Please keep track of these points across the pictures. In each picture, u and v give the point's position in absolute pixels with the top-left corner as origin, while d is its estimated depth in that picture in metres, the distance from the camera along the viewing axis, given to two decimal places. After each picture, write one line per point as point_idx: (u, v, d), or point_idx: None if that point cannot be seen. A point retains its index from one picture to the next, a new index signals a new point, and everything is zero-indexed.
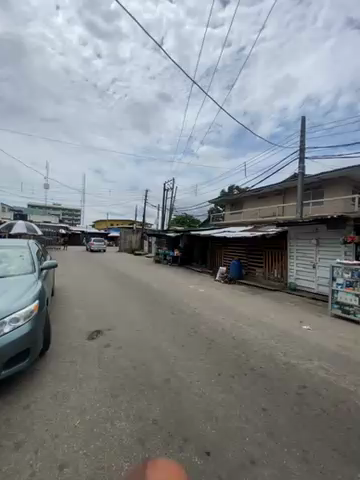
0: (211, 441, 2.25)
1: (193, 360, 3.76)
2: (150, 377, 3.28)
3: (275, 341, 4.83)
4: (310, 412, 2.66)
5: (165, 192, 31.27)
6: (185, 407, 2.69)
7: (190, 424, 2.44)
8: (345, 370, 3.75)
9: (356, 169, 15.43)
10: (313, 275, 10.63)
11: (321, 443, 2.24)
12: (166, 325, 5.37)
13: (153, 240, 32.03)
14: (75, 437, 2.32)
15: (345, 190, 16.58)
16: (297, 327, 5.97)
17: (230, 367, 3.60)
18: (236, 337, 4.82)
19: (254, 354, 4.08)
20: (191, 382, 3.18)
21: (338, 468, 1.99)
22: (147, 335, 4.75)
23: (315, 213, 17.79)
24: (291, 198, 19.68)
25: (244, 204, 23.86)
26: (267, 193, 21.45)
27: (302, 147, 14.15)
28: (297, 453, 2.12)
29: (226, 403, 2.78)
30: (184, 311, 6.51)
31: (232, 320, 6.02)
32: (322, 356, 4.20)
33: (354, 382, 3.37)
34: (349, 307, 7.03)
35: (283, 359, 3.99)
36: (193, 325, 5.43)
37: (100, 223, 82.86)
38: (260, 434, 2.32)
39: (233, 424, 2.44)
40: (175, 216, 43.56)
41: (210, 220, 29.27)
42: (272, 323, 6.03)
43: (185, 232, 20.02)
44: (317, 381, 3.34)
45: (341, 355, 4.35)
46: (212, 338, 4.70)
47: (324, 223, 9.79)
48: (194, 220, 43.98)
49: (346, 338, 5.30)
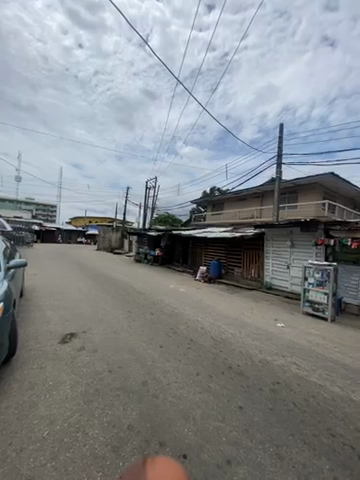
0: (187, 443, 2.23)
1: (171, 361, 3.73)
2: (127, 381, 3.17)
3: (252, 338, 5.01)
4: (284, 408, 2.77)
5: (147, 190, 31.20)
6: (162, 410, 2.64)
7: (167, 427, 2.40)
8: (315, 365, 3.99)
9: (328, 176, 16.57)
10: (287, 274, 11.22)
11: (293, 438, 2.34)
12: (145, 326, 5.26)
13: (133, 239, 31.41)
14: (43, 449, 2.15)
15: (316, 195, 17.74)
16: (272, 325, 6.22)
17: (208, 367, 3.62)
18: (215, 336, 4.91)
19: (232, 353, 4.17)
20: (169, 383, 3.15)
21: (308, 462, 2.08)
22: (124, 336, 4.61)
23: (289, 216, 18.82)
24: (269, 201, 20.55)
25: (224, 205, 24.48)
26: (247, 196, 22.18)
27: (280, 152, 14.85)
28: (271, 450, 2.18)
29: (204, 403, 2.79)
30: (164, 312, 6.46)
31: (212, 320, 6.09)
32: (294, 352, 4.44)
33: (323, 376, 3.60)
34: (319, 305, 7.54)
35: (259, 356, 4.14)
36: (172, 325, 5.43)
37: (78, 221, 79.20)
38: (236, 433, 2.36)
39: (210, 425, 2.45)
40: (157, 215, 43.00)
41: (191, 220, 29.60)
42: (250, 322, 6.22)
43: (166, 231, 19.93)
44: (289, 376, 3.50)
45: (310, 350, 4.64)
46: (191, 338, 4.71)
47: (297, 225, 10.36)
48: (176, 219, 43.85)
49: (316, 335, 5.67)
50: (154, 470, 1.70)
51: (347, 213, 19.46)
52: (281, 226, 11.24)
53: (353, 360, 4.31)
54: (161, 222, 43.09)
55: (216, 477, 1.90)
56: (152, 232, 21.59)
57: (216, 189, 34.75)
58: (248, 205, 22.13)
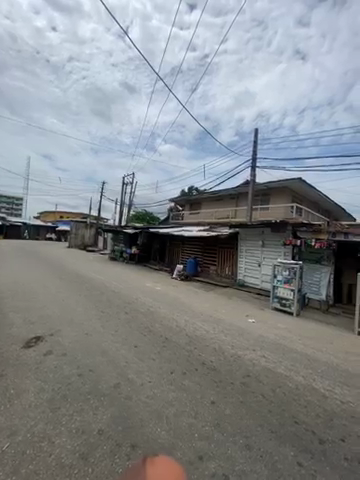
0: (160, 443, 2.21)
1: (145, 361, 3.67)
2: (98, 384, 3.04)
3: (225, 334, 5.19)
4: (253, 400, 2.92)
5: (124, 186, 30.38)
6: (135, 412, 2.58)
7: (140, 429, 2.36)
8: (281, 357, 4.27)
9: (296, 181, 17.82)
10: (258, 272, 11.83)
11: (261, 427, 2.48)
12: (119, 326, 5.11)
13: (108, 236, 30.32)
14: (1, 464, 1.96)
15: (286, 198, 18.98)
16: (244, 320, 6.51)
17: (182, 364, 3.66)
18: (190, 333, 4.98)
19: (206, 349, 4.26)
20: (142, 384, 3.10)
21: (274, 449, 2.21)
22: (96, 338, 4.42)
23: (262, 217, 19.86)
24: (244, 202, 21.41)
25: (201, 204, 24.91)
26: (223, 196, 22.83)
27: (254, 156, 15.53)
28: (241, 441, 2.28)
29: (177, 401, 2.80)
30: (139, 310, 6.35)
31: (187, 317, 6.15)
32: (263, 346, 4.70)
33: (288, 367, 3.87)
34: (286, 301, 8.09)
35: (231, 351, 4.30)
36: (147, 324, 5.36)
37: (48, 215, 73.99)
38: (208, 428, 2.42)
39: (183, 422, 2.47)
40: (134, 211, 42.06)
41: (169, 219, 29.60)
42: (223, 318, 6.44)
43: (143, 229, 19.64)
44: (258, 369, 3.69)
45: (277, 343, 4.96)
46: (166, 336, 4.70)
47: (269, 225, 10.98)
48: (154, 217, 43.39)
49: (283, 328, 6.08)
50: (153, 470, 1.92)
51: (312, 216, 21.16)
52: (254, 226, 11.79)
53: (314, 351, 4.71)
54: (139, 220, 42.28)
55: (188, 474, 1.92)
56: (129, 229, 21.10)
57: (194, 188, 35.13)
58: (224, 205, 22.81)
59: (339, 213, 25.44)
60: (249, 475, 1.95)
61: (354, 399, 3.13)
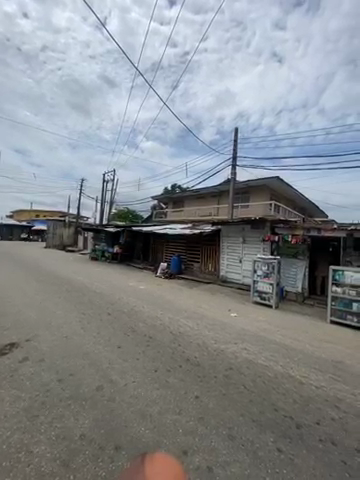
0: (144, 442, 2.20)
1: (129, 361, 3.62)
2: (79, 388, 2.94)
3: (208, 329, 5.29)
4: (235, 391, 3.03)
5: (105, 183, 29.52)
6: (118, 413, 2.54)
7: (124, 430, 2.32)
8: (262, 348, 4.46)
9: (274, 180, 18.58)
10: (240, 268, 12.19)
11: (243, 417, 2.57)
12: (101, 327, 4.97)
13: (89, 235, 29.30)
14: None
15: (265, 196, 19.72)
16: (227, 315, 6.70)
17: (166, 361, 3.66)
18: (174, 331, 5.00)
19: (190, 345, 4.31)
20: (126, 384, 3.05)
21: (256, 437, 2.31)
22: (77, 341, 4.26)
23: (242, 215, 20.46)
24: (225, 200, 21.86)
25: (184, 202, 25.01)
26: (206, 194, 23.11)
27: (235, 154, 15.91)
28: (224, 432, 2.34)
29: (161, 398, 2.80)
30: (122, 310, 6.24)
31: (171, 315, 6.17)
32: (245, 338, 4.87)
33: (268, 357, 4.05)
34: (265, 294, 8.45)
35: (214, 345, 4.40)
36: (131, 323, 5.28)
37: (22, 214, 69.53)
38: (192, 422, 2.45)
39: (167, 419, 2.48)
40: (116, 209, 41.03)
41: (152, 217, 29.33)
42: (207, 314, 6.56)
43: (126, 227, 19.26)
44: (240, 361, 3.82)
45: (258, 335, 5.17)
46: (150, 335, 4.67)
47: (249, 222, 11.34)
48: (137, 215, 42.71)
49: (263, 321, 6.35)
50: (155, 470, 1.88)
51: (289, 213, 22.26)
52: (235, 223, 12.10)
53: (292, 341, 4.98)
54: (121, 218, 41.37)
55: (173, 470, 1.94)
56: (110, 228, 20.57)
57: (177, 186, 35.13)
58: (207, 203, 23.12)
59: (313, 210, 27.06)
60: (232, 464, 2.01)
61: (327, 384, 3.37)
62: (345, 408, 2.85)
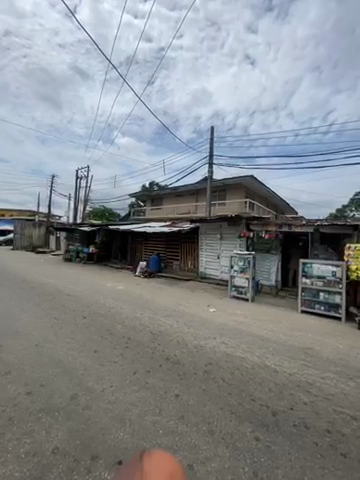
0: (123, 448, 2.13)
1: (106, 365, 3.48)
2: (51, 399, 2.74)
3: (188, 326, 5.33)
4: (214, 385, 3.08)
5: (78, 181, 28.05)
6: (94, 422, 2.42)
7: (101, 438, 2.22)
8: (239, 341, 4.63)
9: (249, 178, 19.32)
10: (218, 264, 12.48)
11: (223, 410, 2.63)
12: (76, 332, 4.70)
13: (62, 235, 27.67)
14: None
15: (240, 194, 20.42)
16: (206, 311, 6.82)
17: (146, 362, 3.59)
18: (154, 330, 4.94)
19: (169, 344, 4.30)
20: (103, 390, 2.93)
21: (234, 429, 2.37)
22: (49, 348, 3.98)
23: (219, 212, 20.97)
24: (203, 198, 22.17)
25: (162, 200, 24.83)
26: (184, 192, 23.20)
27: (211, 153, 16.17)
28: (204, 428, 2.37)
29: (141, 401, 2.74)
30: (99, 313, 6.00)
31: (151, 314, 6.09)
32: (223, 333, 5.01)
33: (245, 349, 4.21)
34: (242, 288, 8.77)
35: (194, 342, 4.44)
36: (108, 326, 5.09)
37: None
38: (172, 422, 2.44)
39: (147, 422, 2.43)
40: (91, 208, 39.25)
41: (130, 215, 28.67)
42: (187, 311, 6.60)
43: (102, 226, 18.54)
44: (219, 356, 3.91)
45: (235, 328, 5.36)
46: (128, 337, 4.55)
47: (225, 219, 11.64)
48: (114, 213, 41.36)
49: (240, 314, 6.59)
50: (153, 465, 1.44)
51: (263, 211, 23.38)
52: (212, 221, 12.33)
53: (266, 331, 5.25)
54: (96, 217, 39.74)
55: None
56: (85, 227, 19.63)
57: (155, 184, 34.73)
58: (185, 201, 23.22)
59: (284, 207, 28.81)
60: (212, 459, 2.04)
61: (299, 370, 3.61)
62: (315, 392, 3.08)
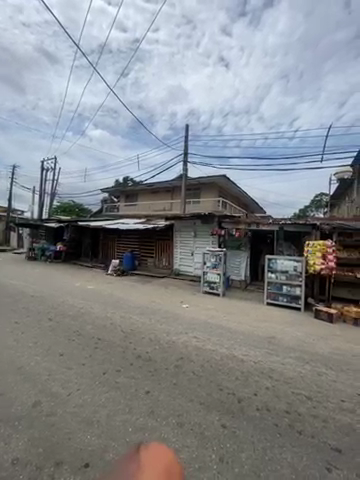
0: (90, 450, 2.06)
1: (73, 368, 3.32)
2: (10, 409, 2.52)
3: (161, 323, 5.34)
4: (185, 379, 3.15)
5: (44, 172, 25.92)
6: (59, 427, 2.29)
7: (67, 443, 2.12)
8: (210, 334, 4.79)
9: (222, 178, 19.92)
10: (191, 261, 12.69)
11: (192, 402, 2.71)
12: (40, 335, 4.38)
13: (25, 231, 25.33)
14: None
15: (214, 193, 20.97)
16: (180, 307, 6.90)
17: (116, 362, 3.51)
18: (125, 329, 4.85)
19: (141, 341, 4.25)
20: (70, 394, 2.78)
21: (203, 419, 2.47)
22: (8, 355, 3.64)
23: (194, 210, 21.27)
24: (178, 195, 22.24)
25: (137, 196, 24.26)
26: (158, 189, 22.97)
27: (186, 150, 16.27)
28: (174, 421, 2.42)
29: (110, 401, 2.67)
30: (68, 314, 5.68)
31: (123, 313, 5.95)
32: (195, 327, 5.13)
33: (215, 342, 4.38)
34: (214, 284, 9.07)
35: (166, 338, 4.47)
36: (77, 327, 4.84)
37: None
38: (143, 418, 2.43)
39: (116, 421, 2.38)
40: (59, 203, 36.61)
41: (102, 211, 27.48)
42: (160, 308, 6.61)
43: (71, 222, 17.45)
44: (190, 350, 4.00)
45: (207, 322, 5.53)
46: (99, 337, 4.39)
47: (199, 217, 11.89)
48: (84, 208, 39.11)
49: (212, 309, 6.82)
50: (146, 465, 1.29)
51: (235, 209, 24.34)
52: (187, 218, 12.48)
53: (236, 324, 5.53)
54: (65, 212, 37.17)
55: None
56: (51, 223, 18.25)
57: (129, 179, 33.73)
58: (160, 198, 23.03)
59: (255, 206, 30.42)
60: (181, 450, 2.09)
61: (263, 358, 3.89)
62: (276, 376, 3.35)
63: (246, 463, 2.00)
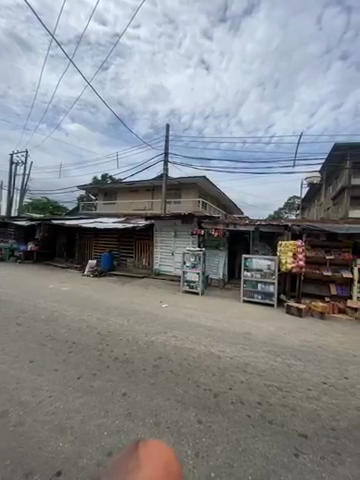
0: (63, 457, 1.98)
1: (45, 374, 3.14)
2: None
3: (139, 324, 5.27)
4: (163, 378, 3.16)
5: (13, 166, 24.03)
6: (28, 437, 2.15)
7: (36, 453, 2.00)
8: (189, 333, 4.84)
9: (202, 179, 20.24)
10: (172, 260, 12.70)
11: (169, 400, 2.73)
12: (7, 341, 4.06)
13: None
14: None
15: (194, 193, 21.21)
16: (159, 307, 6.87)
17: (92, 365, 3.39)
18: (102, 331, 4.70)
19: (119, 343, 4.16)
20: (40, 401, 2.63)
21: (180, 416, 2.49)
22: None
23: (175, 210, 21.32)
24: (159, 195, 22.09)
25: (116, 195, 23.62)
26: (139, 188, 22.61)
27: (167, 150, 16.24)
28: (151, 421, 2.41)
29: (85, 406, 2.58)
30: (40, 317, 5.34)
31: (100, 315, 5.75)
32: (174, 327, 5.15)
33: (193, 340, 4.45)
34: (193, 283, 9.19)
35: (145, 338, 4.43)
36: (49, 331, 4.57)
37: None
38: (119, 421, 2.39)
39: (91, 426, 2.30)
40: (30, 200, 34.19)
41: (79, 209, 26.26)
42: (139, 308, 6.52)
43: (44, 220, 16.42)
44: (168, 349, 4.01)
45: (186, 321, 5.59)
46: (73, 341, 4.20)
47: (179, 217, 11.95)
48: (59, 206, 37.05)
49: (192, 308, 6.91)
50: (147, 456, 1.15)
51: (215, 210, 24.90)
52: (167, 218, 12.47)
53: (214, 322, 5.66)
54: (38, 209, 34.83)
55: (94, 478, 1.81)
56: (22, 221, 16.98)
57: (108, 177, 32.70)
58: (140, 197, 22.69)
59: (234, 207, 31.43)
60: None
61: (238, 353, 4.04)
62: (250, 370, 3.51)
63: (220, 456, 2.07)
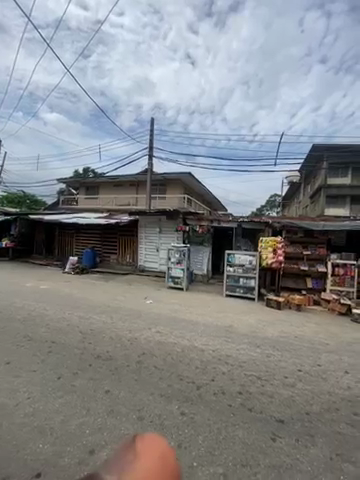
0: (42, 458, 1.92)
1: (22, 376, 3.00)
2: None
3: (123, 321, 5.20)
4: (147, 373, 3.17)
5: None
6: (4, 441, 2.05)
7: (13, 457, 1.92)
8: (173, 328, 4.89)
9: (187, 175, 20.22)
10: (156, 257, 12.64)
11: (153, 395, 2.75)
12: None
13: None
14: None
15: (179, 189, 21.16)
16: (143, 303, 6.83)
17: (73, 364, 3.30)
18: (84, 329, 4.58)
19: (102, 341, 4.08)
20: (17, 404, 2.52)
21: (163, 410, 2.53)
22: None
23: (160, 206, 21.13)
24: (143, 190, 21.74)
25: (99, 189, 22.86)
26: (123, 183, 22.05)
27: (151, 145, 15.97)
28: (134, 416, 2.41)
29: (65, 405, 2.51)
30: (16, 317, 5.07)
31: (82, 313, 5.58)
32: (158, 323, 5.16)
33: (177, 335, 4.49)
34: (178, 279, 9.24)
35: (128, 335, 4.39)
36: (27, 331, 4.36)
37: None
38: (101, 418, 2.36)
39: (72, 425, 2.26)
40: (4, 193, 31.96)
41: (59, 204, 25.07)
42: (123, 305, 6.43)
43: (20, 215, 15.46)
44: (152, 345, 4.01)
45: (171, 317, 5.62)
46: (53, 340, 4.04)
47: (164, 213, 11.88)
48: (37, 200, 35.07)
49: (176, 304, 6.95)
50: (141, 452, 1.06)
51: (200, 207, 25.06)
52: (152, 214, 12.34)
53: (198, 316, 5.75)
54: (13, 203, 32.67)
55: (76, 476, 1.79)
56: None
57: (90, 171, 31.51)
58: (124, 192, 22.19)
59: (218, 204, 31.90)
60: None
61: (221, 346, 4.16)
62: (232, 362, 3.64)
63: (202, 445, 2.14)
